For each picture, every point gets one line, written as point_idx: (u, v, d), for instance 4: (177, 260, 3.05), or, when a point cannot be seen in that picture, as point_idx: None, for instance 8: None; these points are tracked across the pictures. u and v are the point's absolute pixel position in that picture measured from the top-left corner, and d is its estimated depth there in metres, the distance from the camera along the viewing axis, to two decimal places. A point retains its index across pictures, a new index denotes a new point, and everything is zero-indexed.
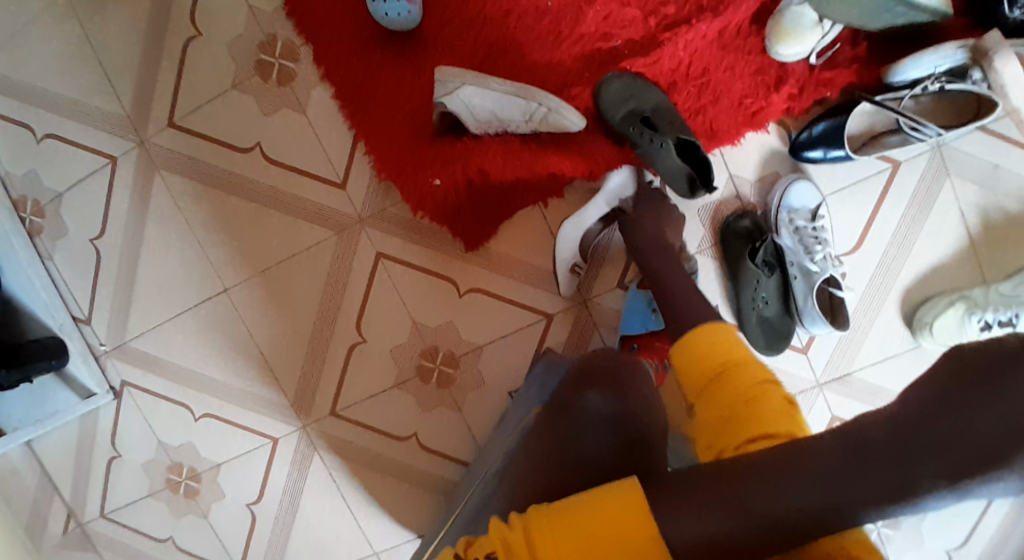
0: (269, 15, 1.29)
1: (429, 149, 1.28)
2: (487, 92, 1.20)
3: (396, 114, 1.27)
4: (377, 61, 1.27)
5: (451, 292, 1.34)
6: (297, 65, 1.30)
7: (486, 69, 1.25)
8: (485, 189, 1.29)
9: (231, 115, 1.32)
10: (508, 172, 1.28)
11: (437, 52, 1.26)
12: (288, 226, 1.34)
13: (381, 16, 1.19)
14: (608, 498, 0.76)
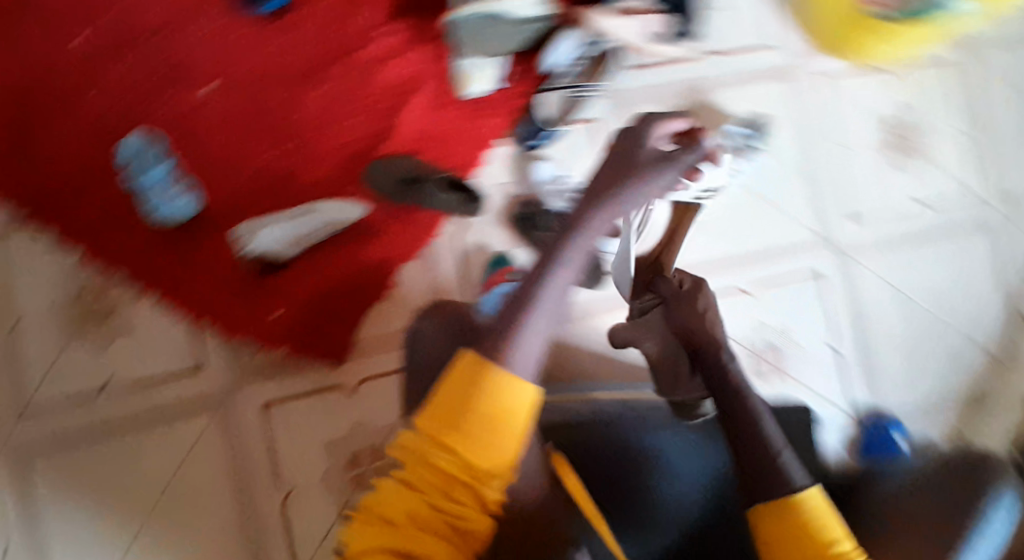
0: (213, 147, 1.25)
1: (288, 278, 1.24)
2: (327, 227, 1.23)
3: (218, 268, 1.24)
4: (292, 184, 1.25)
5: (340, 394, 1.27)
6: (223, 201, 1.24)
7: (366, 200, 1.27)
8: (332, 301, 1.26)
9: (152, 274, 1.23)
10: (364, 275, 1.27)
11: (351, 183, 1.26)
12: (189, 360, 1.25)
13: (328, 203, 1.21)
14: (465, 385, 0.76)
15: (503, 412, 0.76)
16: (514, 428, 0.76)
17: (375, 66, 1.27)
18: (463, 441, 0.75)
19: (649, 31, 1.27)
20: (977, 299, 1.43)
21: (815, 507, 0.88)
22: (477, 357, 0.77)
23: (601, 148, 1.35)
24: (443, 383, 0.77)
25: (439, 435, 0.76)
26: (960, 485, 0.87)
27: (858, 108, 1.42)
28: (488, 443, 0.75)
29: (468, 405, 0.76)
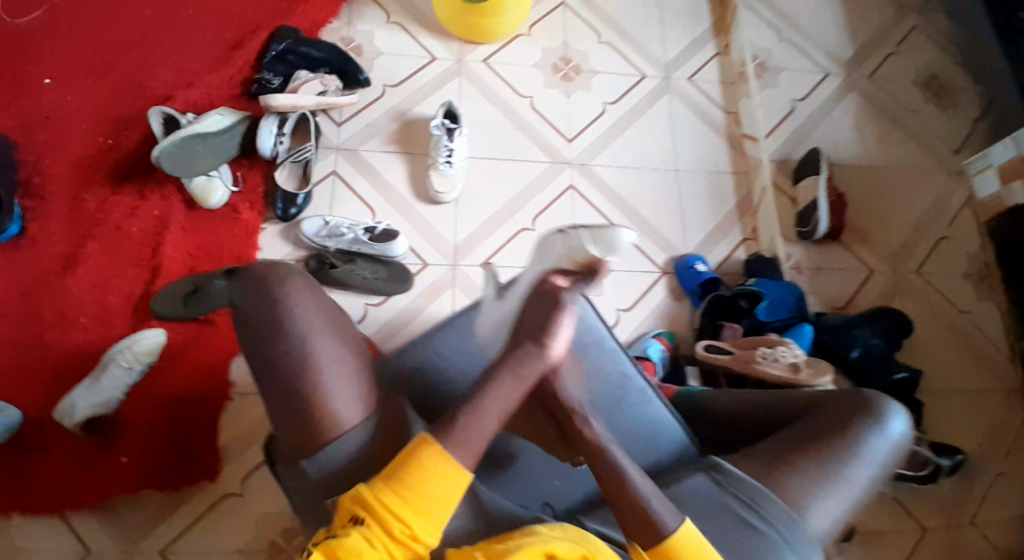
0: (15, 359, 1.33)
1: (122, 425, 1.32)
2: (132, 366, 1.31)
3: (60, 450, 1.30)
4: (98, 350, 1.35)
5: (234, 502, 1.33)
6: (44, 396, 1.32)
7: (186, 363, 1.38)
8: (177, 424, 1.34)
9: (10, 486, 1.28)
10: (188, 389, 1.36)
11: (148, 317, 1.38)
12: (79, 549, 1.28)
13: (132, 345, 1.31)
14: (424, 466, 0.85)
15: (443, 496, 0.84)
16: (451, 509, 0.85)
17: (126, 221, 1.43)
18: (416, 523, 0.83)
19: (316, 92, 1.53)
20: (698, 139, 1.67)
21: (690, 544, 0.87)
22: (432, 442, 0.86)
23: (351, 190, 1.53)
24: (401, 464, 0.85)
25: (400, 510, 0.83)
26: (838, 471, 0.98)
27: (522, 67, 1.66)
28: (429, 524, 0.83)
29: (424, 491, 0.84)
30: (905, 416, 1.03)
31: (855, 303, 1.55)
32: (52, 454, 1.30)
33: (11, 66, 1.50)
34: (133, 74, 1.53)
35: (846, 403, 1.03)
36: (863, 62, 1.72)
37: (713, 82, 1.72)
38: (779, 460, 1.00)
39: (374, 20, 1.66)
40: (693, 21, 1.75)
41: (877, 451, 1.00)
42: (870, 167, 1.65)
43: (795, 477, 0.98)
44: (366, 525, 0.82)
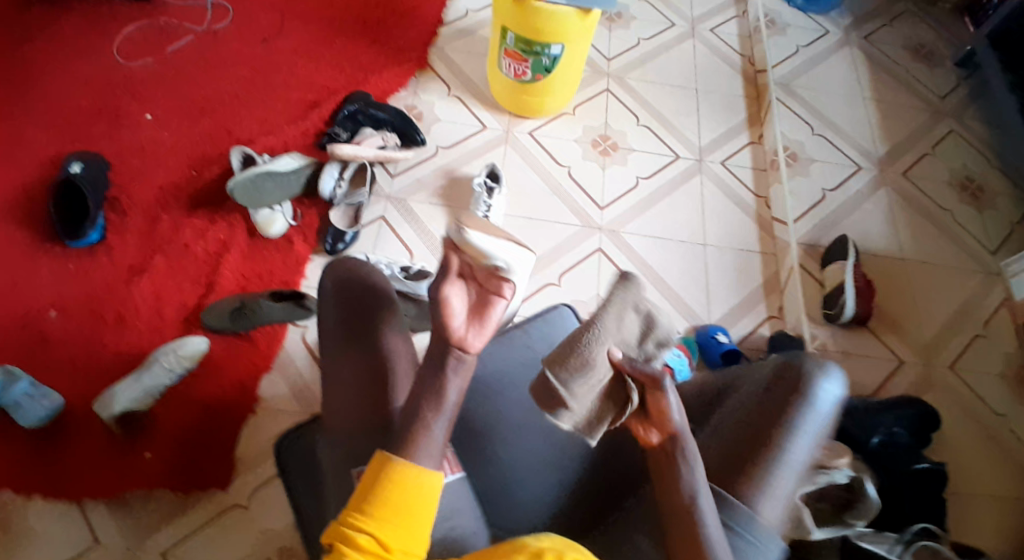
0: (72, 350, 1.48)
1: (152, 424, 1.42)
2: (172, 368, 1.42)
3: (94, 438, 1.41)
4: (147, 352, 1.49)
5: (240, 513, 1.40)
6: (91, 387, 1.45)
7: (220, 374, 1.48)
8: (200, 430, 1.43)
9: (44, 464, 1.39)
10: (216, 399, 1.46)
11: (196, 327, 1.52)
12: (92, 536, 1.36)
13: (176, 350, 1.42)
14: (393, 489, 0.88)
15: (415, 509, 0.88)
16: (422, 527, 0.88)
17: (193, 241, 1.60)
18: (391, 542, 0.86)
19: (377, 146, 1.69)
20: (728, 219, 1.73)
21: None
22: (394, 458, 0.90)
23: (395, 234, 1.66)
24: (372, 489, 0.88)
25: (375, 531, 0.86)
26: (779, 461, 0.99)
27: (564, 141, 1.80)
28: (402, 539, 0.87)
29: (395, 508, 0.88)
30: (835, 376, 1.05)
31: (883, 393, 1.50)
32: (84, 440, 1.41)
33: (121, 105, 1.74)
34: (220, 120, 1.74)
35: (770, 388, 1.05)
36: (895, 161, 1.77)
37: (745, 168, 1.80)
38: (734, 456, 1.00)
39: (436, 93, 1.84)
40: (730, 113, 1.86)
41: (813, 427, 1.02)
42: (900, 260, 1.64)
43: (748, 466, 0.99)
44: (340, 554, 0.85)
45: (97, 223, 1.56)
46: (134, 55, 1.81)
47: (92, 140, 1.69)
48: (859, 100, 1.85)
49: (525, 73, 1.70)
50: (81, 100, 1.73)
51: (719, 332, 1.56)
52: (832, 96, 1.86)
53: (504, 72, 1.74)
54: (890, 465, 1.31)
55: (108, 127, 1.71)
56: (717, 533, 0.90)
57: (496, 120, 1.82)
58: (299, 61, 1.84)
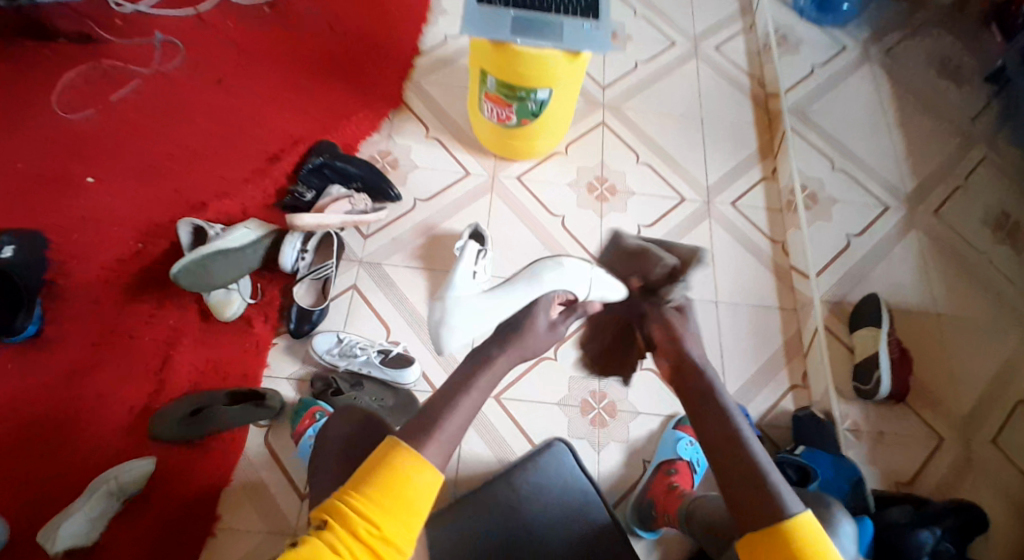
0: (18, 465, 1.32)
1: (99, 555, 1.29)
2: (116, 494, 1.29)
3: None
4: (96, 467, 1.34)
5: None
6: (42, 508, 1.30)
7: (183, 485, 1.36)
8: (159, 557, 1.30)
9: None
10: (178, 519, 1.33)
11: (145, 440, 1.37)
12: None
13: (126, 470, 1.31)
14: (395, 472, 0.95)
15: (414, 502, 0.95)
16: (416, 520, 0.95)
17: (139, 330, 1.42)
18: (381, 525, 0.93)
19: (344, 211, 1.50)
20: (741, 270, 1.56)
21: (811, 534, 0.90)
22: (401, 447, 0.96)
23: (369, 306, 1.48)
24: (370, 473, 0.95)
25: (375, 520, 0.93)
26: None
27: (556, 186, 1.60)
28: (395, 530, 0.93)
29: (388, 494, 0.94)
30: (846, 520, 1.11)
31: (920, 480, 1.41)
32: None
33: (63, 168, 1.51)
34: (176, 180, 1.53)
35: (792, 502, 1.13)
36: (923, 198, 1.60)
37: (759, 209, 1.61)
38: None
39: (413, 135, 1.64)
40: (739, 143, 1.68)
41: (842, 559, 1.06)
42: (934, 316, 1.50)
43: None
44: (332, 528, 0.92)
45: (32, 315, 1.37)
46: (70, 103, 1.58)
47: (27, 213, 1.47)
48: (882, 126, 1.68)
49: (510, 118, 1.51)
50: (12, 163, 1.50)
51: None
52: (851, 123, 1.69)
53: (485, 117, 1.55)
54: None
55: (48, 197, 1.48)
56: (785, 494, 0.92)
57: (481, 163, 1.62)
58: (262, 107, 1.62)
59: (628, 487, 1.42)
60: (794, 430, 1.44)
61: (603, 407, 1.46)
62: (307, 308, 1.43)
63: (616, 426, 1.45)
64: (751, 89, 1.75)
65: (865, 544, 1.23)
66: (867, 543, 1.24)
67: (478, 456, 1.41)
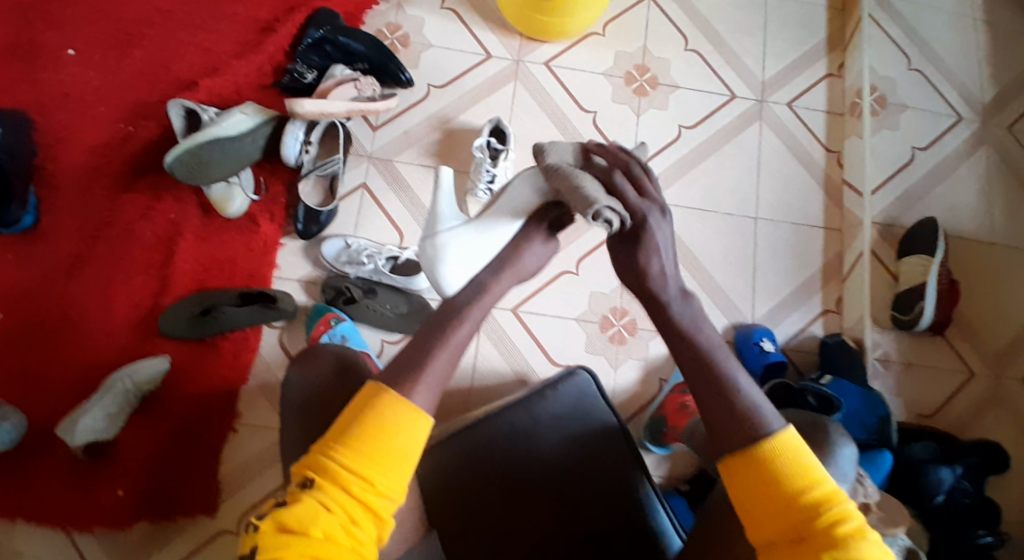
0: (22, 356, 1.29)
1: (119, 454, 1.27)
2: (131, 392, 1.25)
3: (61, 459, 1.26)
4: (104, 363, 1.29)
5: (231, 538, 1.28)
6: (50, 399, 1.27)
7: (189, 381, 1.31)
8: (173, 453, 1.28)
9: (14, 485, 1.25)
10: (191, 417, 1.30)
11: (154, 338, 1.31)
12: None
13: (144, 368, 1.26)
14: (375, 417, 0.82)
15: (410, 455, 0.82)
16: (407, 468, 0.82)
17: (138, 221, 1.34)
18: (375, 480, 0.80)
19: (349, 97, 1.35)
20: (789, 183, 1.43)
21: (794, 447, 0.79)
22: (379, 392, 0.84)
23: (380, 207, 1.39)
24: (354, 420, 0.82)
25: (369, 476, 0.80)
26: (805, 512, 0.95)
27: (589, 74, 1.44)
28: (390, 483, 0.81)
29: (380, 446, 0.81)
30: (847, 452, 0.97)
31: (943, 413, 1.31)
32: (48, 470, 1.25)
33: (34, 34, 1.39)
34: (158, 54, 1.40)
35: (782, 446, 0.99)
36: (1002, 109, 1.42)
37: (817, 110, 1.46)
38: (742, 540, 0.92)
39: (427, 5, 1.46)
40: (805, 30, 1.49)
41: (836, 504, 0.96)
42: (988, 245, 1.36)
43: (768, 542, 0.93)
44: (319, 488, 0.79)
45: (24, 205, 1.30)
46: None
47: (6, 85, 1.37)
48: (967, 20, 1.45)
49: None
50: None
51: (764, 337, 1.33)
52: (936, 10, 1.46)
53: None
54: (948, 527, 1.14)
55: (24, 67, 1.37)
56: (765, 410, 0.83)
57: (504, 44, 1.45)
58: None
59: (643, 403, 1.37)
60: (820, 355, 1.35)
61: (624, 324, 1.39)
62: (314, 207, 1.34)
63: (635, 344, 1.38)
64: None
65: (881, 477, 1.17)
66: (883, 476, 1.17)
67: (494, 367, 1.36)
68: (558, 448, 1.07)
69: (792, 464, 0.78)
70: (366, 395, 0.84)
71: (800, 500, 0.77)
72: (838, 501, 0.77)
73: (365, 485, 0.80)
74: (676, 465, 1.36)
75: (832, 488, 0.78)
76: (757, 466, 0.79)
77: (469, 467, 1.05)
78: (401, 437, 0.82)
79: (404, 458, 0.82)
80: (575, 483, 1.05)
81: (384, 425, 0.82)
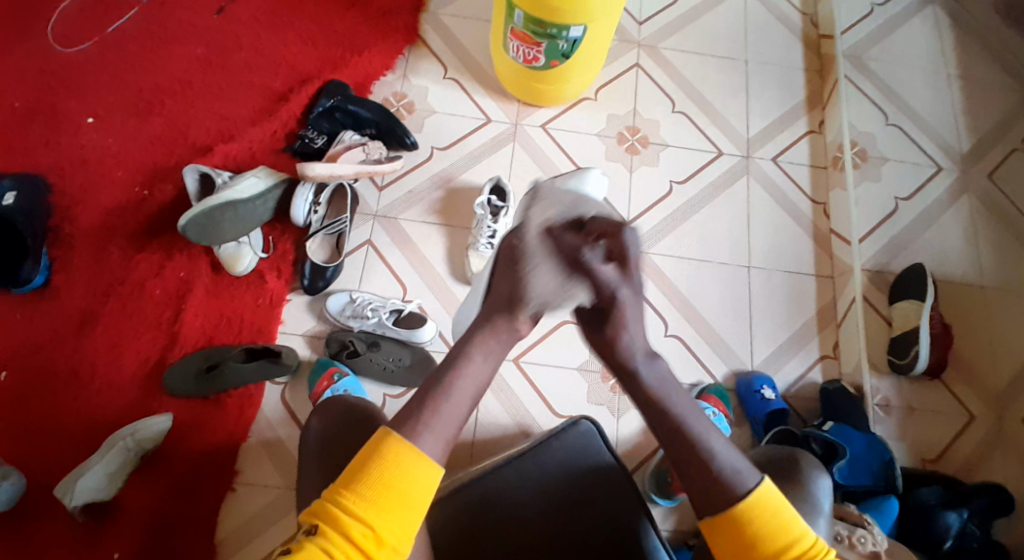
0: (28, 411, 1.29)
1: (120, 512, 1.24)
2: (132, 451, 1.24)
3: (58, 518, 1.24)
4: (110, 418, 1.30)
5: None
6: (53, 455, 1.27)
7: (191, 437, 1.30)
8: (171, 513, 1.26)
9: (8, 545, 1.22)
10: (188, 478, 1.28)
11: (160, 393, 1.32)
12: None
13: (144, 426, 1.25)
14: (380, 462, 0.83)
15: (412, 496, 0.83)
16: (412, 510, 0.83)
17: (149, 279, 1.38)
18: (378, 526, 0.81)
19: (358, 160, 1.41)
20: (779, 234, 1.48)
21: (771, 504, 0.86)
22: (386, 435, 0.85)
23: (385, 262, 1.43)
24: (356, 465, 0.84)
25: (371, 521, 0.81)
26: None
27: (583, 135, 1.52)
28: (394, 527, 0.82)
29: (384, 491, 0.82)
30: (824, 486, 1.02)
31: (948, 456, 1.32)
32: (46, 528, 1.23)
33: (57, 106, 1.46)
34: (175, 122, 1.47)
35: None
36: (982, 157, 1.48)
37: (802, 165, 1.53)
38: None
39: (430, 75, 1.55)
40: (787, 91, 1.58)
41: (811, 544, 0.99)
42: (978, 288, 1.39)
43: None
44: (321, 533, 0.81)
45: (38, 264, 1.33)
46: (72, 41, 1.51)
47: (29, 152, 1.43)
48: (939, 76, 1.55)
49: (537, 58, 1.39)
50: (14, 103, 1.46)
51: (765, 384, 1.34)
52: (908, 70, 1.56)
53: (510, 56, 1.42)
54: None
55: (47, 136, 1.44)
56: (742, 468, 0.88)
57: (503, 109, 1.53)
58: (262, 36, 1.53)
59: (647, 455, 1.36)
60: (821, 402, 1.35)
61: (625, 373, 1.40)
62: (321, 264, 1.37)
63: None
64: (803, 29, 1.63)
65: (888, 524, 1.17)
66: (891, 523, 1.17)
67: (498, 419, 1.36)
68: (561, 491, 1.06)
69: (772, 520, 0.85)
70: (372, 438, 0.85)
71: (781, 555, 0.85)
72: (813, 554, 0.85)
73: (369, 532, 0.81)
74: (683, 518, 1.34)
75: (808, 541, 0.85)
76: (740, 524, 0.86)
77: (475, 513, 1.04)
78: (407, 482, 0.83)
79: (408, 500, 0.83)
80: (579, 531, 1.03)
81: (389, 470, 0.83)
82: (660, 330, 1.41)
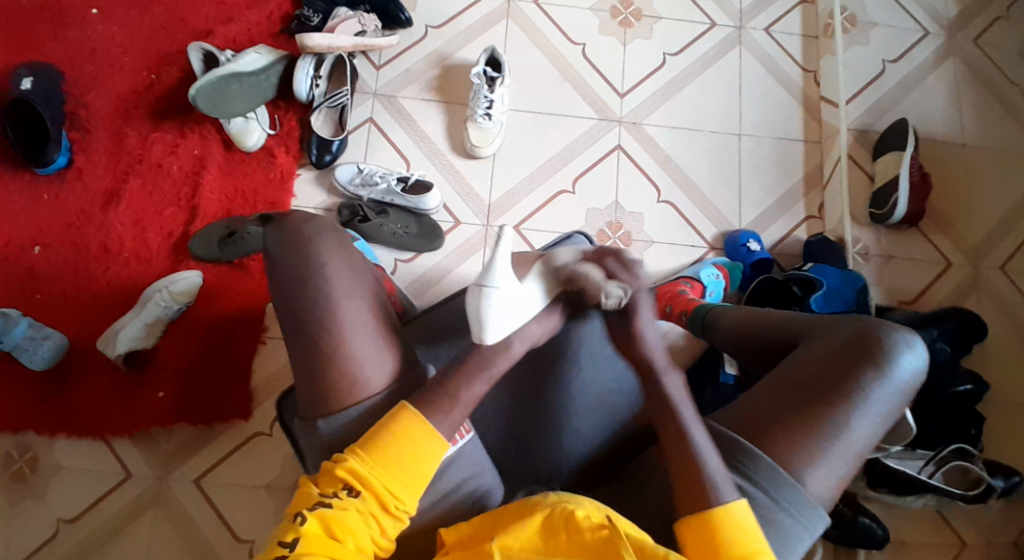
0: (62, 282, 1.39)
1: (157, 361, 1.37)
2: (170, 305, 1.34)
3: (103, 373, 1.36)
4: (137, 284, 1.39)
5: (266, 439, 1.37)
6: (92, 319, 1.38)
7: (217, 300, 1.41)
8: (204, 366, 1.38)
9: (62, 398, 1.35)
10: (217, 332, 1.39)
11: (186, 258, 1.41)
12: (120, 467, 1.34)
13: (169, 284, 1.34)
14: (399, 431, 0.87)
15: (422, 470, 0.87)
16: (424, 476, 0.87)
17: (165, 158, 1.45)
18: (394, 495, 0.85)
19: (354, 32, 1.47)
20: (769, 100, 1.52)
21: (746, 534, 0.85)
22: (410, 412, 0.88)
23: (387, 138, 1.48)
24: (383, 433, 0.87)
25: (381, 481, 0.85)
26: (867, 404, 0.90)
27: (576, 10, 1.56)
28: (406, 490, 0.86)
29: (402, 458, 0.86)
30: (915, 346, 0.94)
31: (922, 299, 1.39)
32: (94, 383, 1.36)
33: None
34: (174, 11, 1.52)
35: (850, 349, 0.93)
36: (966, 22, 1.53)
37: (793, 34, 1.55)
38: (780, 430, 0.91)
39: None
40: None
41: (883, 401, 0.91)
42: (961, 147, 1.45)
43: (793, 433, 0.90)
44: (362, 500, 0.84)
45: (59, 146, 1.40)
46: None
47: (38, 43, 1.49)
48: None
49: None
50: None
51: (750, 238, 1.41)
52: None
53: None
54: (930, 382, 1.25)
55: (54, 26, 1.50)
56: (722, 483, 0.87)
57: None
58: None
59: None
60: (805, 252, 1.42)
61: (620, 236, 1.44)
62: (327, 137, 1.44)
63: (630, 253, 1.44)
64: None
65: None
66: None
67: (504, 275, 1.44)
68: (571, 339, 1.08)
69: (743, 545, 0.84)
70: (399, 410, 0.88)
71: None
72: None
73: (379, 497, 0.85)
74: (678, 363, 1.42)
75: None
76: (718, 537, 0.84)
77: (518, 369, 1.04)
78: (420, 452, 0.87)
79: (419, 471, 0.87)
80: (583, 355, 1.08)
81: (407, 444, 0.87)
82: (652, 196, 1.47)
